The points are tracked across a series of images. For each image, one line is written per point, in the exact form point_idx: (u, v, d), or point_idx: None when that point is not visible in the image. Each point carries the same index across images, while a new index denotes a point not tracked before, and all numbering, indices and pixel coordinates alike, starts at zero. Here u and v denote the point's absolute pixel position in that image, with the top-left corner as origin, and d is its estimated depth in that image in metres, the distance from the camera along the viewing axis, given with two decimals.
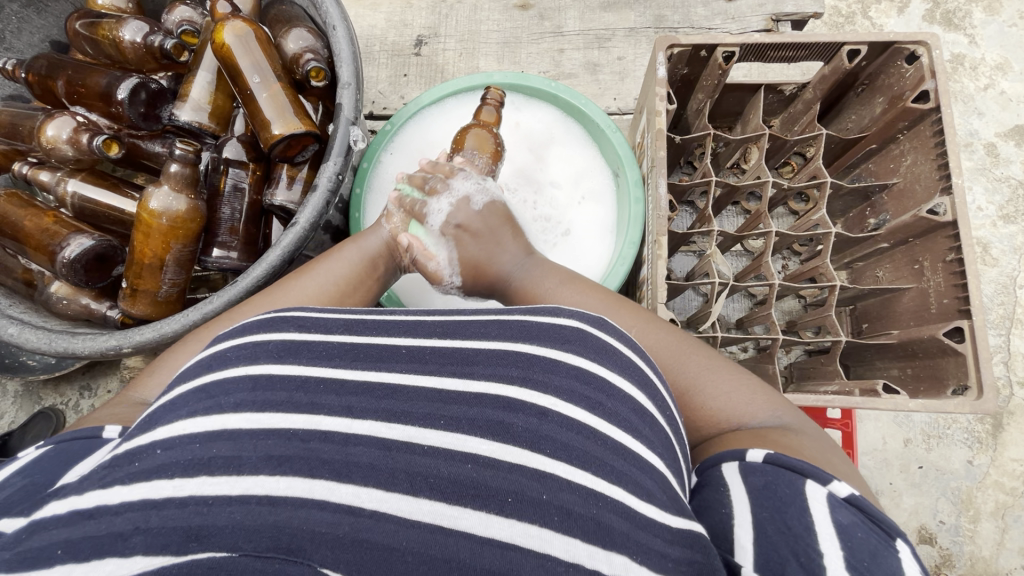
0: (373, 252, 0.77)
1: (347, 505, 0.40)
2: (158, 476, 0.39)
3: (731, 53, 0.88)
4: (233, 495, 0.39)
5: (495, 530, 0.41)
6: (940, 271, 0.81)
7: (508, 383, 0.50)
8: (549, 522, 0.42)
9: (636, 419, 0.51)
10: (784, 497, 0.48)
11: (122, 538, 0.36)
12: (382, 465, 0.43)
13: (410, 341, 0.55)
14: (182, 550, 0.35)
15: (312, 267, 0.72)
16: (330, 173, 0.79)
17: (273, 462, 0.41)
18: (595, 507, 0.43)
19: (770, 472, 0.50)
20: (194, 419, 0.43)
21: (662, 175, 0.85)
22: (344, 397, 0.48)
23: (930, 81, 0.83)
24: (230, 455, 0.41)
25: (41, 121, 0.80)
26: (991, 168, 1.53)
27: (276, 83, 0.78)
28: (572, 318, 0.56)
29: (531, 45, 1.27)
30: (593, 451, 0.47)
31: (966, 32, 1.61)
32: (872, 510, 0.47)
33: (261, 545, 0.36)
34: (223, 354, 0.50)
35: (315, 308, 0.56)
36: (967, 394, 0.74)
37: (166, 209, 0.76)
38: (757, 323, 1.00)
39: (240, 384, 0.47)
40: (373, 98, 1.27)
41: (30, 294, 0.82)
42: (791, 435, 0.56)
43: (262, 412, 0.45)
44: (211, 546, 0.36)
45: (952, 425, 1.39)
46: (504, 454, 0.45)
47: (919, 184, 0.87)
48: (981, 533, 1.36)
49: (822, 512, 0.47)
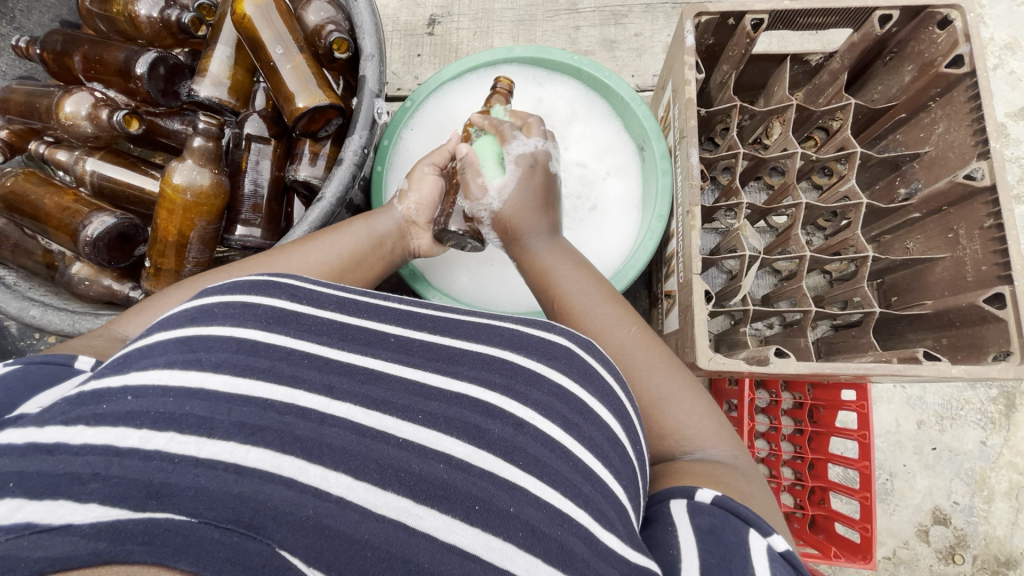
0: (384, 234, 0.75)
1: (313, 488, 0.40)
2: (124, 425, 0.39)
3: (759, 20, 0.86)
4: (200, 458, 0.38)
5: (457, 537, 0.41)
6: (977, 239, 0.81)
7: (489, 389, 0.51)
8: (513, 537, 0.41)
9: (607, 446, 0.50)
10: (729, 545, 0.46)
11: (80, 481, 0.35)
12: (354, 450, 0.43)
13: (399, 331, 0.55)
14: (140, 507, 0.34)
15: (313, 239, 0.70)
16: (355, 147, 0.77)
17: (245, 430, 0.41)
18: (559, 529, 0.43)
19: (718, 515, 0.49)
20: (169, 372, 0.43)
21: (693, 144, 0.84)
22: (327, 374, 0.48)
23: (965, 45, 0.81)
24: (203, 415, 0.41)
25: (58, 97, 0.78)
26: (1003, 148, 1.52)
27: (299, 55, 0.76)
28: (562, 335, 0.57)
29: (546, 22, 1.25)
30: (563, 472, 0.46)
31: (976, 11, 1.59)
32: (801, 564, 0.47)
33: (222, 516, 0.35)
34: (209, 309, 0.49)
35: (310, 279, 0.56)
36: (1009, 359, 0.73)
37: (191, 184, 0.74)
38: (784, 298, 0.99)
39: (222, 344, 0.46)
40: (387, 79, 1.25)
41: (50, 276, 0.81)
42: (739, 477, 0.56)
43: (240, 377, 0.45)
44: (171, 508, 0.34)
45: (965, 406, 1.39)
46: (477, 459, 0.45)
47: (953, 151, 0.85)
48: (995, 514, 1.35)
49: (763, 561, 0.45)
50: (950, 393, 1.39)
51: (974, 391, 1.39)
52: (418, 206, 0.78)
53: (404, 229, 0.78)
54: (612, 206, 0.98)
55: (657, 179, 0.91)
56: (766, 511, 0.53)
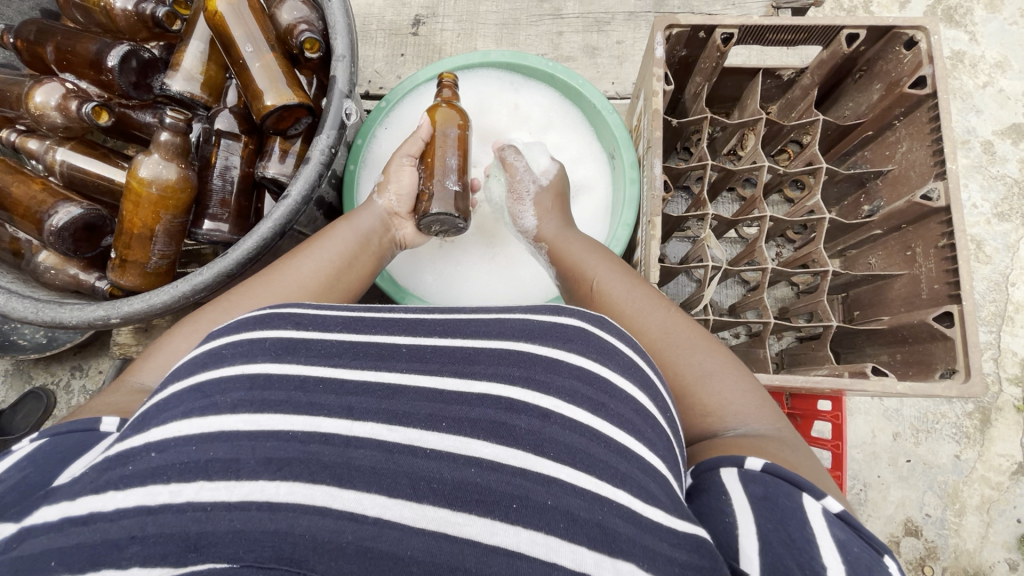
0: (367, 230, 0.78)
1: (348, 513, 0.42)
2: (153, 481, 0.41)
3: (729, 35, 0.87)
4: (233, 501, 0.41)
5: (501, 537, 0.42)
6: (932, 258, 0.82)
7: (512, 384, 0.51)
8: (555, 529, 0.43)
9: (638, 420, 0.52)
10: (785, 509, 0.49)
11: (120, 546, 0.38)
12: (383, 469, 0.44)
13: (410, 340, 0.55)
14: (182, 561, 0.38)
15: (301, 249, 0.71)
16: (323, 146, 0.78)
17: (273, 466, 0.43)
18: (601, 512, 0.45)
19: (769, 483, 0.51)
20: (188, 420, 0.44)
21: (658, 155, 0.85)
22: (344, 397, 0.49)
23: (928, 67, 0.83)
24: (227, 458, 0.43)
25: (29, 87, 0.79)
26: (987, 166, 1.53)
27: (269, 53, 0.77)
28: (573, 316, 0.57)
29: (531, 27, 1.26)
30: (596, 454, 0.48)
31: (967, 29, 1.61)
32: (857, 523, 0.49)
33: (262, 556, 0.38)
34: (218, 352, 0.50)
35: (310, 306, 0.57)
36: (954, 377, 0.75)
37: (156, 177, 0.75)
38: (749, 308, 1.01)
39: (237, 383, 0.48)
40: (370, 78, 1.26)
41: (18, 263, 0.82)
42: (785, 446, 0.56)
43: (260, 414, 0.46)
44: (210, 556, 0.38)
45: (941, 420, 1.40)
46: (510, 457, 0.47)
47: (913, 170, 0.87)
48: (966, 527, 1.37)
49: (820, 525, 0.48)
50: (926, 407, 1.41)
51: (950, 406, 1.41)
52: (398, 197, 0.83)
53: (387, 222, 0.82)
54: (581, 213, 0.99)
55: (625, 187, 0.92)
56: (815, 477, 0.54)
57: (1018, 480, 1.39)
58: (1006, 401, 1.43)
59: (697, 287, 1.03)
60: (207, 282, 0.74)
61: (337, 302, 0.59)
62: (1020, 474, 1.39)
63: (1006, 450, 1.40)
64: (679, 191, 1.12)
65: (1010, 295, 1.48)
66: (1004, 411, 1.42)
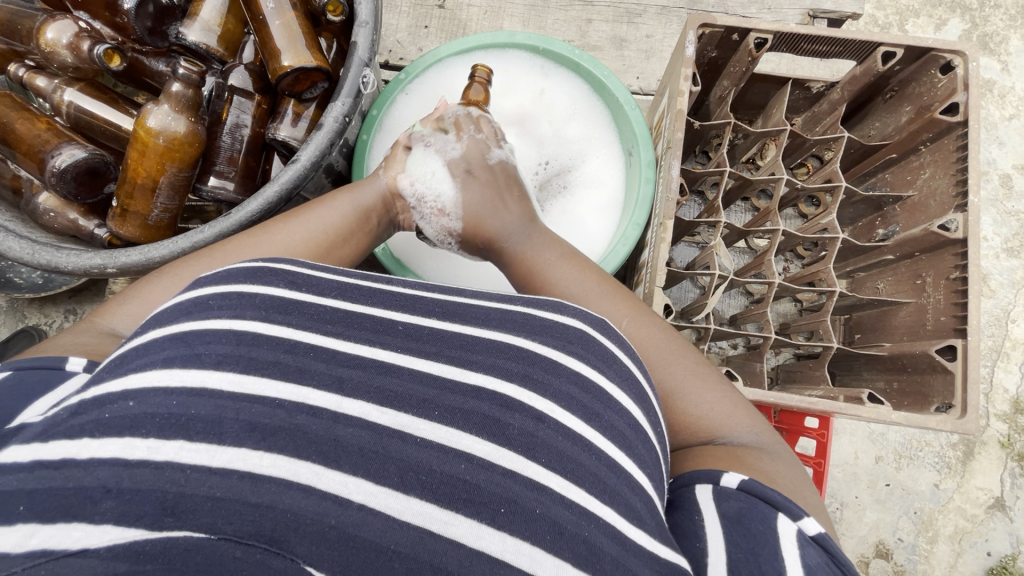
0: (368, 204, 0.74)
1: (333, 495, 0.41)
2: (129, 434, 0.39)
3: (763, 40, 0.85)
4: (213, 466, 0.39)
5: (487, 543, 0.41)
6: (942, 289, 0.81)
7: (507, 379, 0.51)
8: (541, 541, 0.42)
9: (631, 434, 0.52)
10: (758, 535, 0.48)
11: (92, 501, 0.35)
12: (372, 454, 0.44)
13: (407, 319, 0.55)
14: (157, 526, 0.35)
15: (301, 212, 0.69)
16: (336, 113, 0.75)
17: (257, 434, 0.42)
18: (587, 528, 0.44)
19: (743, 500, 0.51)
20: (168, 371, 0.44)
21: (676, 157, 0.84)
22: (335, 367, 0.49)
23: (962, 94, 0.80)
24: (210, 419, 0.42)
25: (41, 22, 0.76)
26: (1003, 200, 1.51)
27: (291, 12, 0.75)
28: (577, 317, 0.57)
29: (559, 11, 1.22)
30: (588, 466, 0.48)
31: (1000, 58, 1.58)
32: (833, 548, 0.49)
33: (242, 531, 0.36)
34: (205, 302, 0.50)
35: (307, 264, 0.56)
36: (949, 412, 0.75)
37: (164, 128, 0.74)
38: (750, 321, 1.00)
39: (221, 338, 0.47)
40: (391, 47, 1.23)
41: (16, 201, 0.80)
42: (764, 457, 0.58)
43: (245, 375, 0.45)
44: (187, 526, 0.35)
45: (925, 448, 1.41)
46: (499, 458, 0.46)
47: (933, 200, 0.86)
48: (936, 554, 1.38)
49: (792, 551, 0.48)
50: (912, 433, 1.41)
51: (935, 435, 1.41)
52: (404, 176, 0.77)
53: (389, 202, 0.76)
54: (590, 211, 0.97)
55: (639, 186, 0.91)
56: (790, 489, 0.55)
57: (993, 514, 1.40)
58: (991, 435, 1.43)
59: (701, 295, 1.02)
60: (207, 241, 0.73)
61: (333, 266, 0.57)
62: (996, 509, 1.40)
63: (985, 484, 1.41)
64: (694, 195, 1.10)
65: (1008, 331, 1.47)
66: (987, 446, 1.42)
